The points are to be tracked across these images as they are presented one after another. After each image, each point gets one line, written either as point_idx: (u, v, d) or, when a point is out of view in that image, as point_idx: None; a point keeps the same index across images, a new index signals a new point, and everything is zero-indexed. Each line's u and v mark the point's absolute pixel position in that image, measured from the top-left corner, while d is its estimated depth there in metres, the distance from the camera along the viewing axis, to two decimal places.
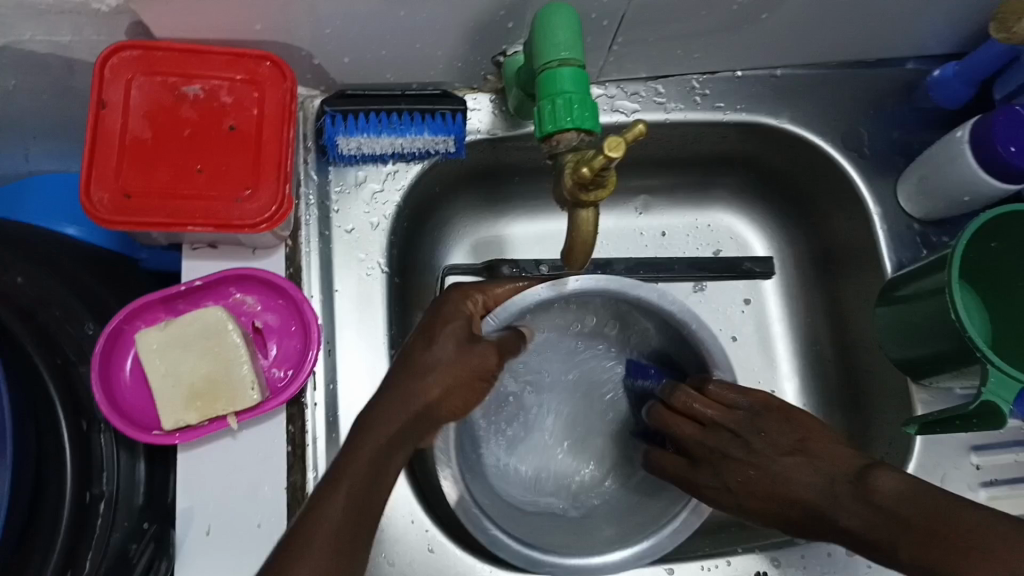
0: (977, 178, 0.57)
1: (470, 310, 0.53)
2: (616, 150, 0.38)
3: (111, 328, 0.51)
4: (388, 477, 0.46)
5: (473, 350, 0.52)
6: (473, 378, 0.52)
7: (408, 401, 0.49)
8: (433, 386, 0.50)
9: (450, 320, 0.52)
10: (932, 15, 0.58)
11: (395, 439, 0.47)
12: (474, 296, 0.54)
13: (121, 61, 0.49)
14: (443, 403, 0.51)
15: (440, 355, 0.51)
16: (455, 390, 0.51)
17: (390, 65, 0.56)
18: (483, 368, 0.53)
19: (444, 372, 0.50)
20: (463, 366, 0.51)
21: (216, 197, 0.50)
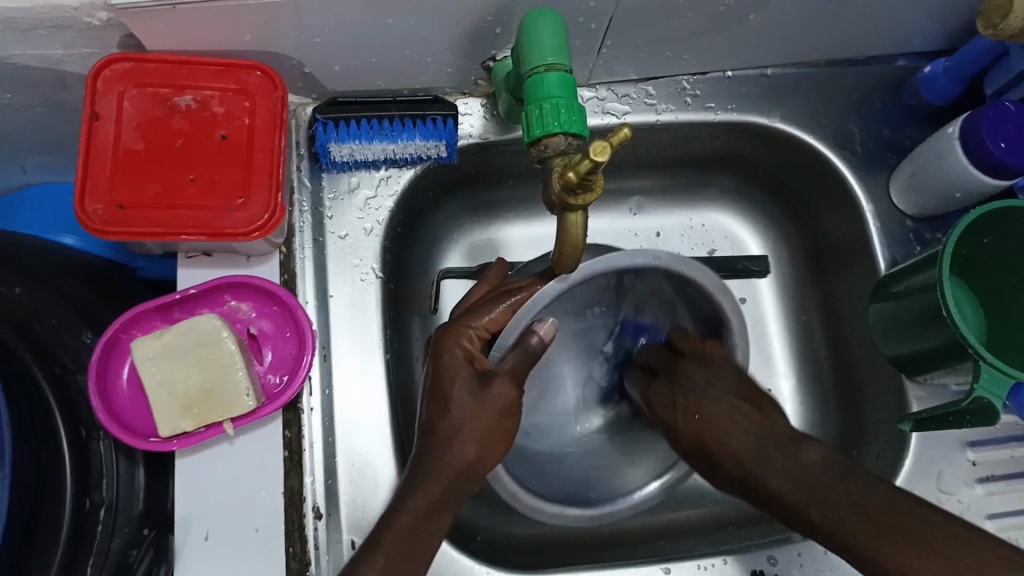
0: (967, 174, 0.57)
1: (466, 349, 0.51)
2: (601, 154, 0.39)
3: (107, 337, 0.51)
4: (435, 537, 0.48)
5: (488, 394, 0.49)
6: (503, 420, 0.49)
7: (442, 469, 0.48)
8: (465, 446, 0.48)
9: (453, 376, 0.49)
10: (919, 13, 0.58)
11: (438, 502, 0.48)
12: (467, 333, 0.51)
13: (113, 74, 0.49)
14: (481, 458, 0.49)
15: (459, 415, 0.49)
16: (490, 441, 0.49)
17: (381, 72, 0.57)
18: (506, 406, 0.49)
19: (471, 426, 0.48)
20: (488, 413, 0.49)
21: (208, 207, 0.50)
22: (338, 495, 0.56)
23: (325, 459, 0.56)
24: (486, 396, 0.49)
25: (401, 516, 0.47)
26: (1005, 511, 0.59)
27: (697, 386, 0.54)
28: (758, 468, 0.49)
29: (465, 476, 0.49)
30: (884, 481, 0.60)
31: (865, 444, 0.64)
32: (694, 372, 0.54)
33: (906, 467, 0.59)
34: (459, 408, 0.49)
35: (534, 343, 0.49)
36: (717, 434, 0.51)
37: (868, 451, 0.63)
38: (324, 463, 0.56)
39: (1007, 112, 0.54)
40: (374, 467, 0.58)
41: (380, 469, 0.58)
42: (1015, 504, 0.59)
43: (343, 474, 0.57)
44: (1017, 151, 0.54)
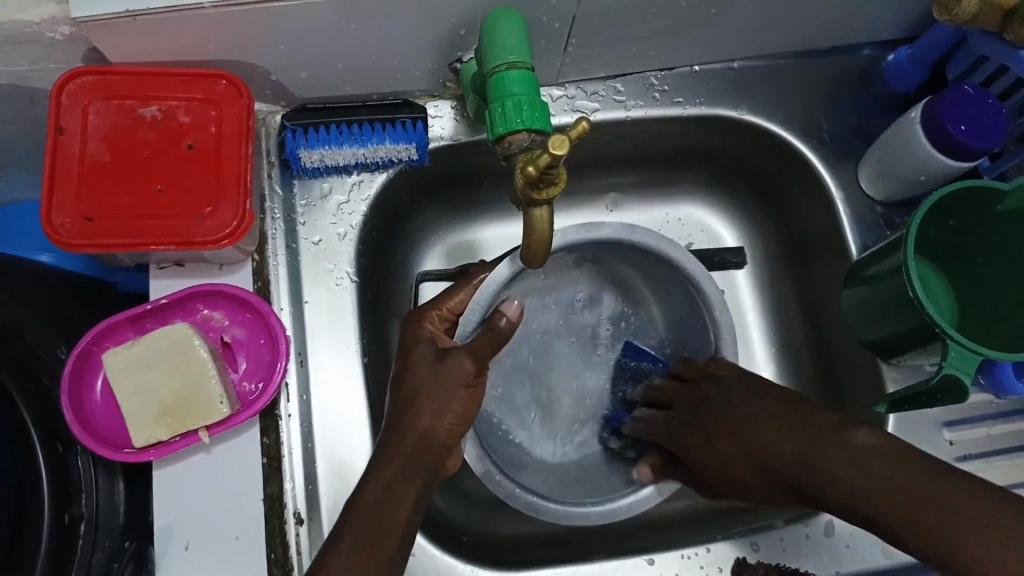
0: (931, 159, 0.58)
1: (432, 328, 0.54)
2: (560, 147, 0.39)
3: (80, 350, 0.51)
4: (400, 512, 0.44)
5: (444, 364, 0.50)
6: (461, 387, 0.50)
7: (403, 437, 0.48)
8: (419, 411, 0.49)
9: (414, 349, 0.52)
10: (878, 1, 0.59)
11: (403, 475, 0.46)
12: (431, 315, 0.55)
13: (76, 88, 0.49)
14: (439, 426, 0.49)
15: (415, 382, 0.50)
16: (446, 408, 0.49)
17: (348, 78, 0.57)
18: (463, 376, 0.50)
19: (429, 393, 0.49)
20: (445, 382, 0.50)
21: (178, 216, 0.50)
22: (320, 497, 0.56)
23: (305, 465, 0.56)
24: (445, 360, 0.50)
25: (369, 487, 0.45)
26: None
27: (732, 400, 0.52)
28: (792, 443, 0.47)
29: (427, 443, 0.48)
30: None
31: None
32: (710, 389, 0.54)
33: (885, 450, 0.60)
34: (417, 373, 0.50)
35: (501, 322, 0.52)
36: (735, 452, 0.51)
37: None
38: (304, 469, 0.56)
39: (964, 96, 0.55)
40: (353, 470, 0.57)
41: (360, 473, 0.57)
42: (993, 482, 0.60)
43: (325, 476, 0.56)
44: (978, 132, 0.55)
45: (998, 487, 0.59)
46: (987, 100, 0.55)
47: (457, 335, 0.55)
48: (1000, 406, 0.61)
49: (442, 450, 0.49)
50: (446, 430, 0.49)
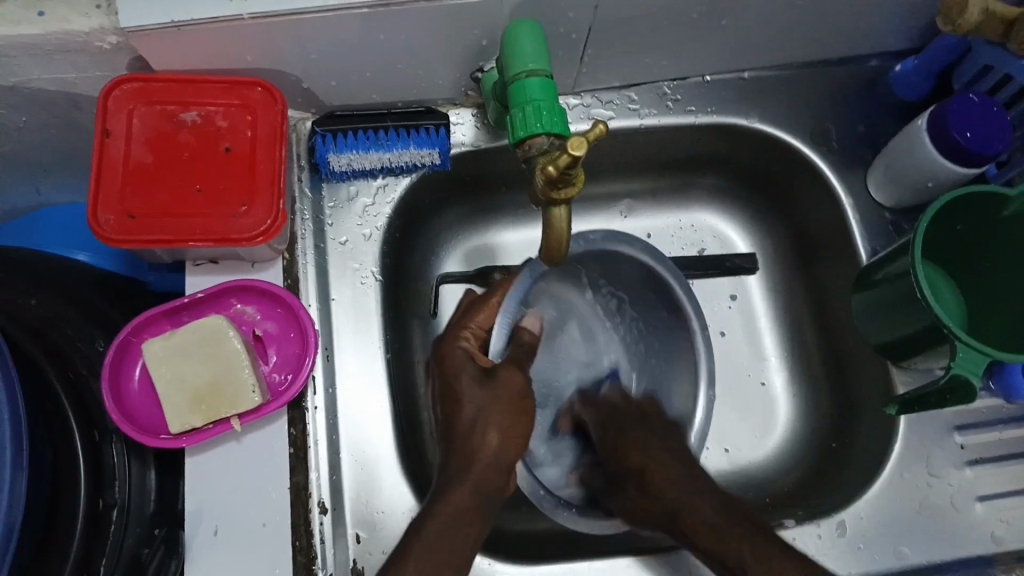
0: (940, 166, 0.59)
1: (466, 346, 0.55)
2: (579, 147, 0.41)
3: (120, 340, 0.53)
4: (469, 539, 0.47)
5: (497, 380, 0.52)
6: (513, 407, 0.52)
7: (470, 461, 0.50)
8: (487, 432, 0.50)
9: (460, 369, 0.53)
10: (883, 12, 0.61)
11: (473, 503, 0.48)
12: (462, 338, 0.56)
13: (124, 93, 0.53)
14: (505, 450, 0.50)
15: (474, 405, 0.51)
16: (507, 426, 0.51)
17: (375, 86, 0.60)
18: (515, 392, 0.52)
19: (489, 412, 0.51)
20: (502, 401, 0.52)
21: (214, 215, 0.53)
22: (344, 488, 0.58)
23: (329, 456, 0.58)
24: (494, 381, 0.52)
25: (437, 512, 0.47)
26: (997, 492, 0.60)
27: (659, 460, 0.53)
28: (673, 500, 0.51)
29: (495, 464, 0.50)
30: (874, 465, 0.62)
31: (856, 431, 0.65)
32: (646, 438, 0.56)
33: (896, 450, 0.61)
34: (469, 401, 0.52)
35: (524, 336, 0.57)
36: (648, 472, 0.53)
37: (858, 437, 0.65)
38: (329, 460, 0.58)
39: (971, 104, 0.57)
40: (374, 461, 0.59)
41: (382, 463, 0.59)
42: (1004, 486, 0.60)
43: (349, 470, 0.58)
44: (984, 139, 0.57)
45: (1005, 489, 0.60)
46: (991, 107, 0.57)
47: (490, 354, 0.55)
48: (1010, 411, 0.62)
49: (506, 468, 0.50)
50: (501, 454, 0.50)
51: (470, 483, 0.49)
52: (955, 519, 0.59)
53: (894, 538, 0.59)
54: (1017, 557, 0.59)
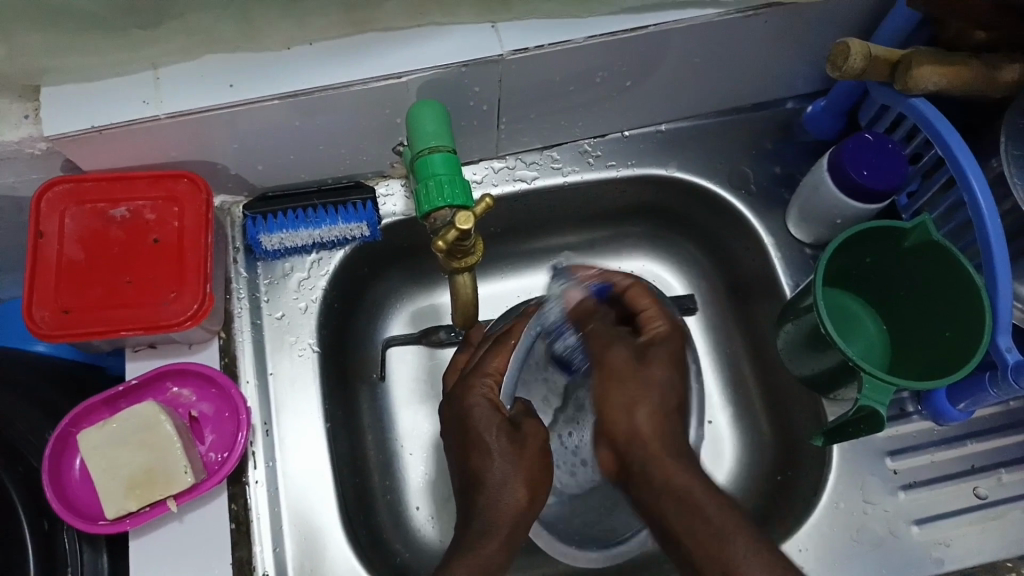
0: (843, 202, 0.62)
1: (488, 393, 0.54)
2: (466, 222, 0.47)
3: (58, 433, 0.55)
4: None
5: (523, 433, 0.52)
6: (542, 458, 0.52)
7: (497, 519, 0.50)
8: (520, 487, 0.50)
9: (486, 421, 0.52)
10: (779, 61, 0.64)
11: (503, 551, 0.49)
12: (484, 382, 0.54)
13: (55, 195, 0.56)
14: (533, 502, 0.51)
15: (500, 465, 0.51)
16: (537, 480, 0.51)
17: (302, 167, 0.63)
18: (541, 444, 0.53)
19: (519, 467, 0.51)
20: (528, 453, 0.52)
21: (145, 303, 0.55)
22: (288, 560, 0.59)
23: (273, 528, 0.59)
24: (521, 434, 0.52)
25: (465, 566, 0.48)
26: (933, 515, 0.62)
27: (629, 388, 0.49)
28: (662, 454, 0.47)
29: (523, 518, 0.50)
30: (812, 494, 0.63)
31: (796, 464, 0.67)
32: (653, 376, 0.49)
33: (831, 482, 0.63)
34: (499, 461, 0.51)
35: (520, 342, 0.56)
36: (621, 404, 0.48)
37: (798, 470, 0.66)
38: (273, 531, 0.59)
39: (866, 142, 0.60)
40: (318, 529, 0.60)
41: (325, 531, 0.60)
42: (937, 508, 0.63)
43: (291, 540, 0.59)
44: (879, 175, 0.60)
45: (943, 510, 0.63)
46: (886, 145, 0.60)
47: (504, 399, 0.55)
48: (941, 434, 0.64)
49: (529, 518, 0.51)
50: (528, 509, 0.50)
51: (503, 540, 0.49)
52: (895, 546, 0.62)
53: (833, 568, 0.61)
54: None
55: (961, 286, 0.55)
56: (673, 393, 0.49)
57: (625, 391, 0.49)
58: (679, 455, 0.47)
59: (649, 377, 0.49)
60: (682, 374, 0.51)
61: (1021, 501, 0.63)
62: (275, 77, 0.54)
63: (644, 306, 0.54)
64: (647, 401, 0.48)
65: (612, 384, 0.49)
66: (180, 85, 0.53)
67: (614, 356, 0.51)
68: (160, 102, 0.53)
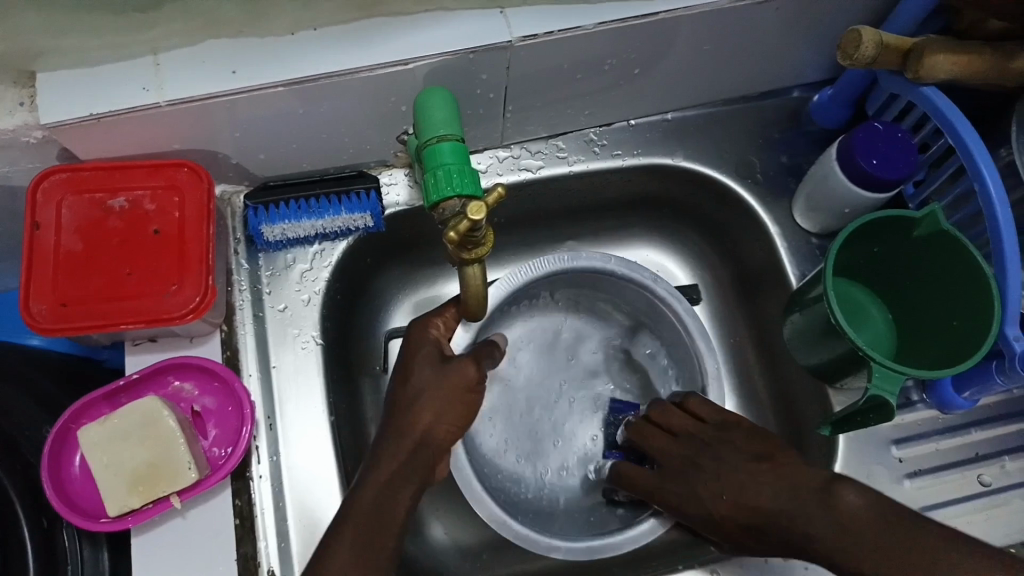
0: (851, 192, 0.62)
1: (435, 333, 0.56)
2: (477, 212, 0.46)
3: (58, 429, 0.54)
4: (400, 506, 0.49)
5: (450, 367, 0.54)
6: (461, 395, 0.53)
7: (406, 433, 0.51)
8: (424, 411, 0.52)
9: (418, 348, 0.55)
10: (789, 49, 0.64)
11: (405, 471, 0.50)
12: (432, 321, 0.57)
13: (52, 185, 0.54)
14: (439, 428, 0.52)
15: (419, 382, 0.53)
16: (448, 411, 0.53)
17: (305, 156, 0.62)
18: (467, 380, 0.54)
19: (435, 394, 0.53)
20: (450, 385, 0.53)
21: (146, 296, 0.54)
22: (293, 554, 0.58)
23: (277, 524, 0.59)
24: (451, 368, 0.54)
25: (372, 479, 0.49)
26: (939, 503, 0.62)
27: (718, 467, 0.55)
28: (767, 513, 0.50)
29: (427, 445, 0.52)
30: None
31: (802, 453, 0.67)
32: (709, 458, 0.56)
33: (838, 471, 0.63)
34: (419, 379, 0.53)
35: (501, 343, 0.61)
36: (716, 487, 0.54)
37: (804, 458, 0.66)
38: (277, 526, 0.59)
39: (875, 132, 0.60)
40: (323, 523, 0.59)
41: None
42: (941, 497, 0.63)
43: (298, 533, 0.59)
44: (888, 166, 0.59)
45: (947, 500, 0.63)
46: (895, 134, 0.60)
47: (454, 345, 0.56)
48: (946, 422, 0.65)
49: (437, 447, 0.52)
50: (431, 435, 0.52)
51: (404, 458, 0.50)
52: None
53: None
54: None
55: (970, 274, 0.55)
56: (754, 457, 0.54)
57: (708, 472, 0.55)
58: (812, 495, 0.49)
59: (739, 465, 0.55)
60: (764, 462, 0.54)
61: None
62: (279, 63, 0.52)
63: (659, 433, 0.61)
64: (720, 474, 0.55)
65: (701, 486, 0.55)
66: (182, 72, 0.52)
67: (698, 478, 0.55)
68: (159, 89, 0.51)
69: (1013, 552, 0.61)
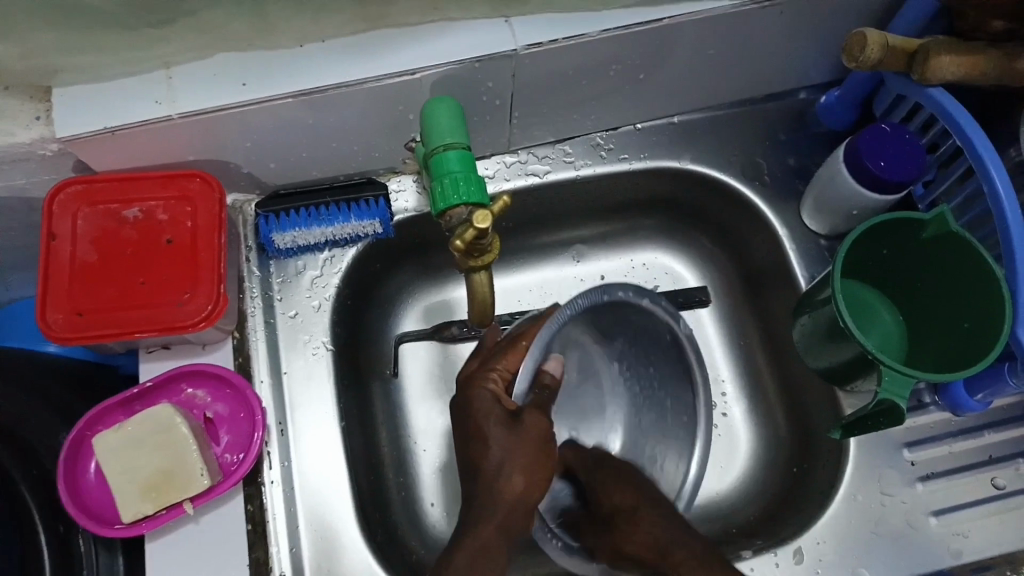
0: (859, 194, 0.62)
1: (493, 387, 0.52)
2: (483, 221, 0.47)
3: (74, 436, 0.55)
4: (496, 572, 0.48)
5: (523, 426, 0.50)
6: (541, 450, 0.50)
7: (494, 503, 0.49)
8: (514, 475, 0.49)
9: (488, 411, 0.51)
10: (795, 51, 0.64)
11: (498, 538, 0.48)
12: (490, 377, 0.53)
13: (67, 197, 0.55)
14: (533, 488, 0.49)
15: (498, 449, 0.50)
16: (535, 469, 0.49)
17: (314, 164, 0.63)
18: (543, 434, 0.50)
19: (516, 459, 0.49)
20: (527, 444, 0.50)
21: (160, 304, 0.55)
22: (305, 559, 0.59)
23: (290, 529, 0.59)
24: (523, 424, 0.50)
25: (463, 546, 0.48)
26: (950, 507, 0.62)
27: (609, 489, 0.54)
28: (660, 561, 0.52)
29: (519, 507, 0.49)
30: (828, 486, 0.63)
31: (814, 457, 0.67)
32: (608, 485, 0.55)
33: (848, 475, 0.63)
34: (496, 446, 0.50)
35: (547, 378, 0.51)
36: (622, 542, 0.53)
37: (816, 461, 0.66)
38: (288, 530, 0.59)
39: (882, 134, 0.60)
40: (334, 528, 0.60)
41: (343, 530, 0.60)
42: (955, 500, 0.62)
43: (309, 538, 0.59)
44: (897, 167, 0.59)
45: (960, 503, 0.62)
46: (904, 136, 0.59)
47: (514, 396, 0.52)
48: (959, 425, 0.64)
49: (531, 506, 0.49)
50: (526, 495, 0.49)
51: (499, 524, 0.48)
52: (913, 539, 0.61)
53: (852, 561, 0.61)
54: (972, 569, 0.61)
55: (982, 276, 0.55)
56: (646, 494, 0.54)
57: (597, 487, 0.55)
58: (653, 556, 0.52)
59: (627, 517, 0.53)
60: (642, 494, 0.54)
61: None
62: (288, 74, 0.53)
63: (580, 451, 0.57)
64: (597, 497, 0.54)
65: (605, 509, 0.54)
66: (192, 84, 0.53)
67: (610, 502, 0.54)
68: (171, 102, 0.52)
69: None
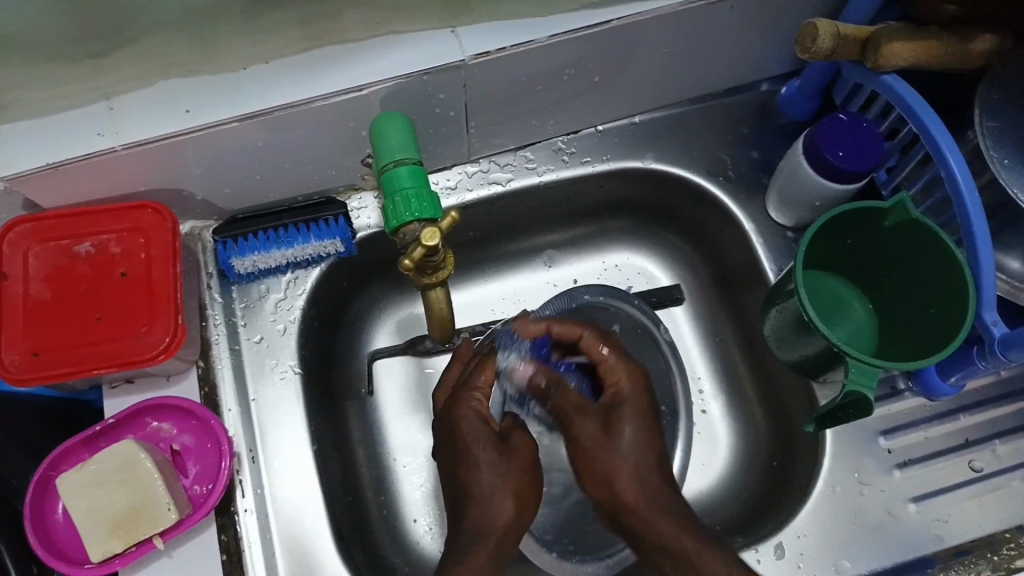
0: (820, 185, 0.61)
1: (476, 407, 0.53)
2: (431, 239, 0.47)
3: (39, 478, 0.54)
4: None
5: (513, 448, 0.52)
6: (530, 472, 0.52)
7: (486, 527, 0.49)
8: (507, 499, 0.50)
9: (476, 434, 0.52)
10: (749, 44, 0.63)
11: (493, 561, 0.48)
12: (472, 395, 0.54)
13: (18, 235, 0.54)
14: (523, 509, 0.50)
15: (488, 473, 0.50)
16: (524, 491, 0.51)
17: (271, 186, 0.62)
18: (529, 455, 0.52)
19: (507, 481, 0.50)
20: (516, 464, 0.51)
21: (118, 340, 0.54)
22: None
23: (266, 558, 0.59)
24: (511, 448, 0.52)
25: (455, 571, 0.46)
26: (929, 492, 0.62)
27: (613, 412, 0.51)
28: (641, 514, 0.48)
29: (508, 531, 0.49)
30: (808, 479, 0.63)
31: (793, 450, 0.66)
32: (589, 416, 0.51)
33: (825, 466, 0.63)
34: (487, 470, 0.50)
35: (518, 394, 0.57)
36: (604, 467, 0.49)
37: (795, 454, 0.66)
38: (264, 559, 0.59)
39: (840, 123, 0.59)
40: (312, 553, 0.59)
41: (320, 554, 0.59)
42: (933, 485, 0.62)
43: (286, 565, 0.59)
44: (854, 157, 0.59)
45: (938, 488, 0.62)
46: (861, 124, 0.59)
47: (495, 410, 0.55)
48: (934, 409, 0.64)
49: (517, 530, 0.50)
50: (516, 518, 0.50)
51: (492, 550, 0.48)
52: (894, 526, 0.61)
53: (834, 553, 0.61)
54: (955, 553, 0.60)
55: (945, 263, 0.54)
56: (645, 444, 0.50)
57: (608, 416, 0.51)
58: (659, 509, 0.48)
59: (618, 443, 0.49)
60: (655, 432, 0.51)
61: (1018, 471, 0.62)
62: (232, 99, 0.52)
63: (613, 352, 0.54)
64: (593, 428, 0.50)
65: (588, 443, 0.50)
66: (136, 114, 0.52)
67: (588, 428, 0.50)
68: (116, 133, 0.51)
69: (1008, 536, 0.61)
